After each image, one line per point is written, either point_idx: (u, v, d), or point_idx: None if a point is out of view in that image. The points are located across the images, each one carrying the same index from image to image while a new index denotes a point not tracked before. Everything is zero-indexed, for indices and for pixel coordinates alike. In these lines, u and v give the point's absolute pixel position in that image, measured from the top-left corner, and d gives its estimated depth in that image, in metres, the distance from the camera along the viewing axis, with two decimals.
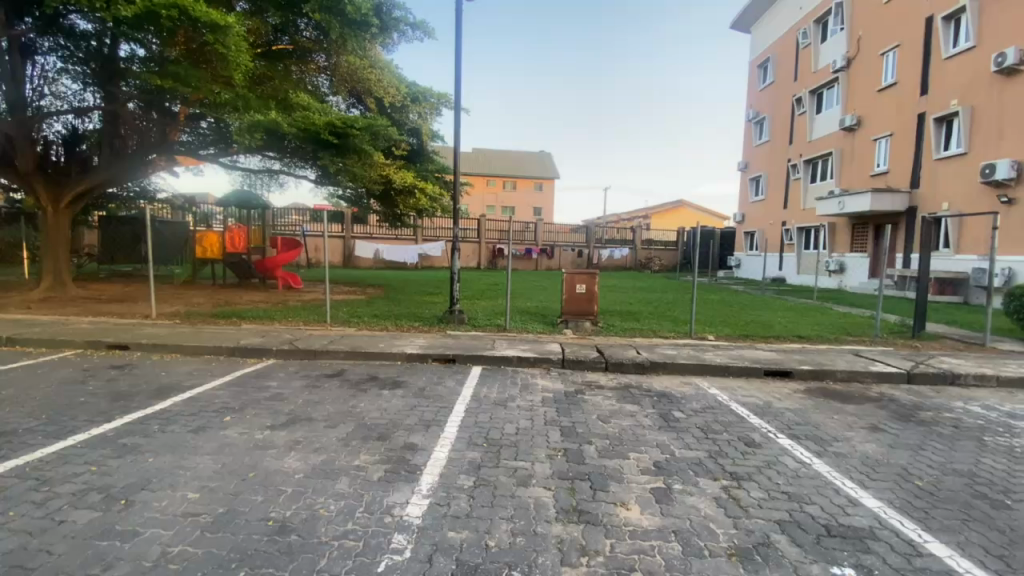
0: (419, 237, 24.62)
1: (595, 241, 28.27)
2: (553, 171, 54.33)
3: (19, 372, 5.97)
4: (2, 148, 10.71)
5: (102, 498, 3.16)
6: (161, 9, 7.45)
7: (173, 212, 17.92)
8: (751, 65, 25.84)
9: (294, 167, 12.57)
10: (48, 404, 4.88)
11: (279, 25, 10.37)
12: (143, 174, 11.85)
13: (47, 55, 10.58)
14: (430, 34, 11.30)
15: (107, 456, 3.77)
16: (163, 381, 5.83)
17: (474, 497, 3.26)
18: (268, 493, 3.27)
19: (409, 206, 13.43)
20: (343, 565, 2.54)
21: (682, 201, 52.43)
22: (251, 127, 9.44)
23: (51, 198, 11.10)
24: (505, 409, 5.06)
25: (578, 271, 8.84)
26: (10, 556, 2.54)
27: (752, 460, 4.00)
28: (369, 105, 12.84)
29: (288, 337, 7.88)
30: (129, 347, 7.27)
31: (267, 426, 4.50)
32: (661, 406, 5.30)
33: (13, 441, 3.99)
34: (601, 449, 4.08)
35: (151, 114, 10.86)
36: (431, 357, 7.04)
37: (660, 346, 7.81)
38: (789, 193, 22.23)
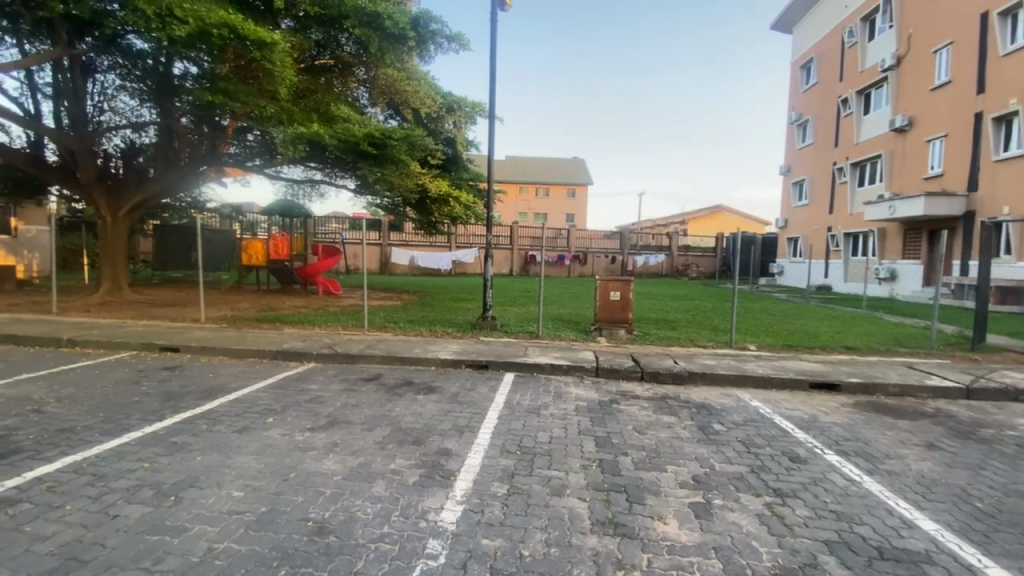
0: (452, 244, 24.90)
1: (629, 247, 27.90)
2: (586, 177, 54.02)
3: (82, 372, 6.38)
4: (66, 162, 11.51)
5: (153, 494, 3.32)
6: (213, 28, 7.91)
7: (221, 221, 18.79)
8: (794, 66, 25.05)
9: (335, 177, 12.97)
10: (106, 403, 5.18)
11: (322, 41, 10.77)
12: (194, 184, 12.45)
13: (106, 73, 11.31)
14: (466, 45, 11.47)
15: (158, 453, 3.96)
16: (210, 383, 6.09)
17: (508, 505, 3.24)
18: (308, 494, 3.36)
19: (444, 214, 13.57)
20: (379, 567, 2.58)
21: (721, 205, 51.03)
22: (294, 139, 9.77)
23: (110, 208, 11.86)
24: (538, 417, 5.04)
25: (612, 278, 8.73)
26: (66, 549, 2.69)
27: (797, 476, 3.84)
28: (405, 116, 13.07)
29: (327, 341, 8.10)
30: (179, 349, 7.65)
31: (307, 427, 4.64)
32: (699, 418, 5.16)
33: (73, 437, 4.25)
34: (636, 460, 4.00)
35: (202, 128, 11.48)
36: (465, 363, 7.10)
37: (698, 356, 7.62)
38: (835, 198, 21.32)
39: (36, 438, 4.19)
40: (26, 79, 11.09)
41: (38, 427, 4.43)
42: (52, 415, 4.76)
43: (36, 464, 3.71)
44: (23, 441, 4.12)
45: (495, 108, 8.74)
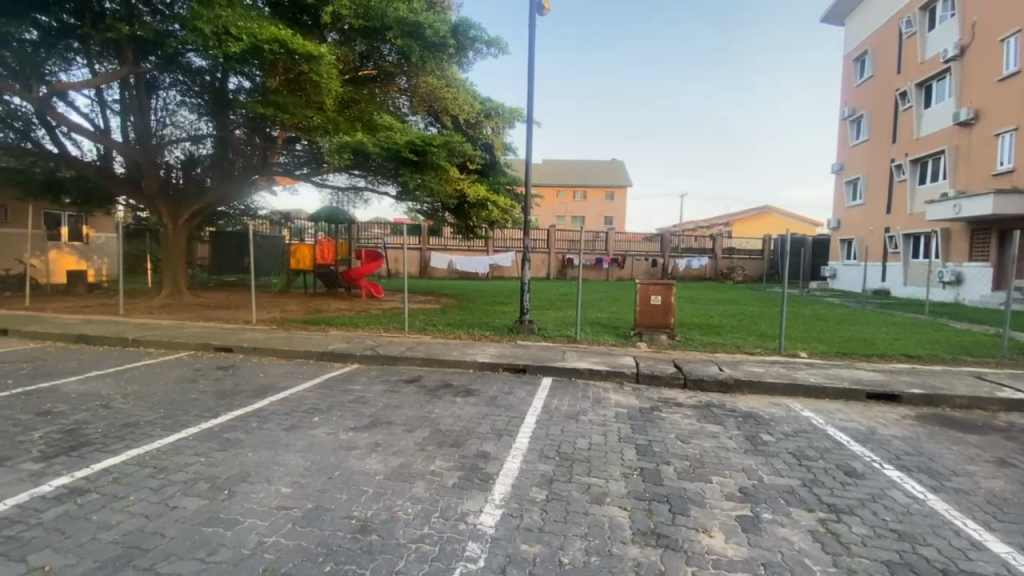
0: (490, 248, 25.07)
1: (671, 250, 27.28)
2: (625, 180, 53.21)
3: (144, 370, 6.79)
4: (132, 173, 12.31)
5: (209, 487, 3.49)
6: (264, 43, 8.29)
7: (272, 226, 19.66)
8: (846, 59, 23.90)
9: (378, 184, 13.33)
10: (166, 400, 5.51)
11: (365, 52, 11.13)
12: (248, 192, 13.10)
13: (167, 89, 12.05)
14: (505, 50, 11.55)
15: (213, 448, 4.17)
16: (261, 382, 6.36)
17: (547, 512, 3.22)
18: (351, 493, 3.44)
19: (482, 218, 13.62)
20: (419, 568, 2.62)
21: (769, 206, 49.19)
22: (340, 148, 10.07)
23: (171, 215, 12.60)
24: (577, 422, 4.98)
25: (652, 282, 8.55)
26: (128, 538, 2.86)
27: (853, 491, 3.62)
28: (444, 122, 13.27)
29: (369, 343, 8.32)
30: (233, 349, 8.04)
31: (350, 427, 4.76)
32: (746, 428, 4.97)
33: (137, 431, 4.53)
34: (680, 470, 3.89)
35: (254, 139, 12.04)
36: (503, 366, 7.11)
37: (745, 363, 7.34)
38: (894, 197, 20.13)
39: (104, 432, 4.49)
40: (97, 97, 11.96)
41: (106, 422, 4.76)
42: (119, 411, 5.10)
43: (105, 456, 3.98)
44: (93, 434, 4.44)
45: (533, 112, 8.75)
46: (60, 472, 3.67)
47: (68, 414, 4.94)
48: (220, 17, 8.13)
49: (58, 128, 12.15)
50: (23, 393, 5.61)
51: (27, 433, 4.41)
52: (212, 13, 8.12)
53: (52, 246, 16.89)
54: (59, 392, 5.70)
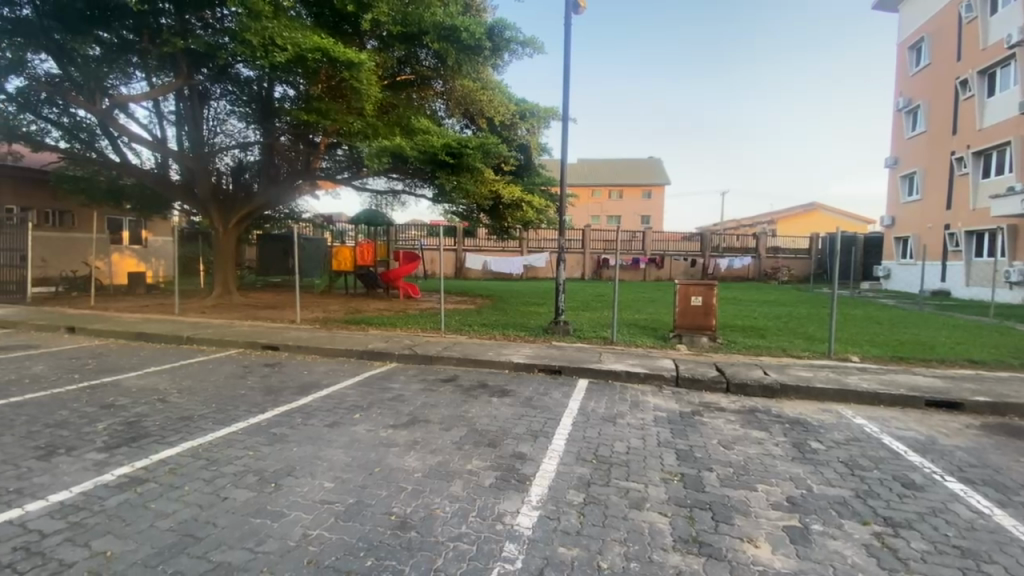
0: (525, 249, 25.08)
1: (711, 249, 26.53)
2: (663, 177, 52.14)
3: (197, 367, 7.16)
4: (187, 179, 12.96)
5: (257, 480, 3.64)
6: (308, 52, 8.61)
7: (314, 229, 20.33)
8: (900, 47, 22.63)
9: (415, 186, 13.59)
10: (218, 395, 5.79)
11: (403, 57, 11.37)
12: (292, 197, 13.66)
13: (218, 99, 12.59)
14: (540, 49, 11.53)
15: (261, 443, 4.34)
16: (305, 379, 6.59)
17: (585, 515, 3.18)
18: (391, 489, 3.51)
19: (517, 219, 13.62)
20: (458, 566, 2.64)
21: (816, 202, 47.13)
22: (379, 152, 10.24)
23: (221, 219, 13.22)
24: (614, 426, 4.91)
25: (692, 282, 8.31)
26: (184, 526, 3.01)
27: (911, 504, 3.42)
28: (480, 124, 13.34)
29: (407, 342, 8.47)
30: (279, 348, 8.35)
31: (390, 424, 4.86)
32: (794, 434, 4.77)
33: (192, 425, 4.78)
34: (722, 477, 3.77)
35: (299, 145, 12.40)
36: (539, 367, 7.09)
37: (791, 367, 7.06)
38: (954, 191, 18.90)
39: (161, 425, 4.75)
40: (154, 108, 12.69)
41: (163, 415, 5.04)
42: (174, 405, 5.39)
43: (162, 447, 4.21)
44: (151, 426, 4.70)
45: (567, 111, 8.71)
46: (122, 461, 3.91)
47: (130, 407, 5.26)
48: (267, 29, 8.46)
49: (119, 138, 12.96)
50: (91, 387, 6.01)
51: (92, 425, 4.72)
52: (259, 25, 8.45)
53: (115, 249, 18.04)
54: (120, 386, 6.07)
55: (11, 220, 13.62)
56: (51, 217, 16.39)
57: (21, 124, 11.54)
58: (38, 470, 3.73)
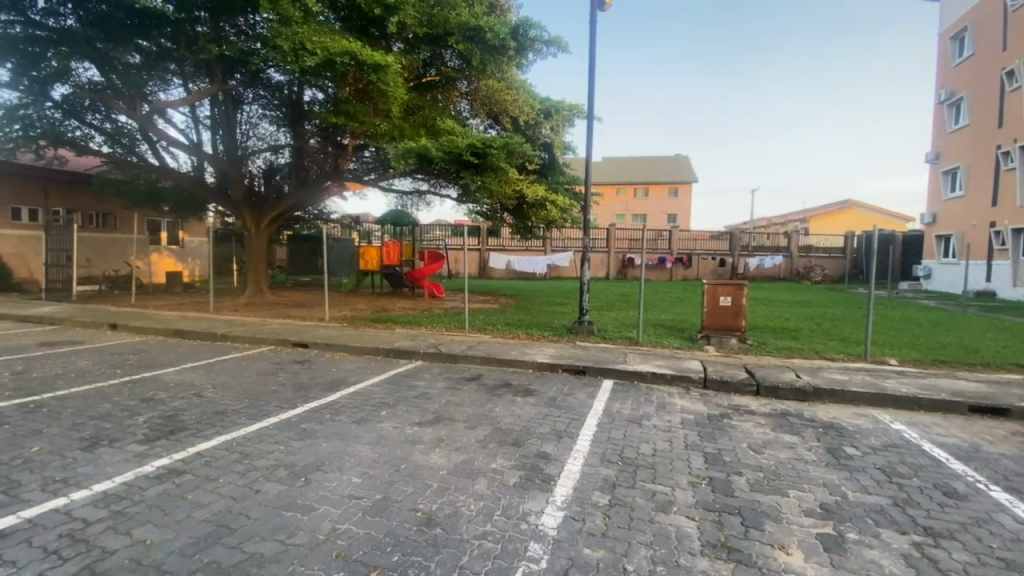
0: (549, 248, 24.99)
1: (740, 248, 25.93)
2: (690, 175, 51.18)
3: (231, 363, 7.39)
4: (222, 182, 13.41)
5: (288, 473, 3.74)
6: (337, 56, 8.78)
7: (342, 229, 20.73)
8: (942, 38, 21.65)
9: (439, 186, 13.71)
10: (251, 390, 5.97)
11: (429, 58, 11.51)
12: (321, 198, 13.96)
13: (251, 103, 12.94)
14: (565, 49, 11.49)
15: (292, 438, 4.46)
16: (334, 376, 6.73)
17: (610, 517, 3.16)
18: (416, 486, 3.56)
19: (541, 218, 13.58)
20: (483, 564, 2.65)
21: (851, 201, 45.57)
22: (405, 153, 10.36)
23: (254, 220, 13.61)
24: (640, 427, 4.85)
25: (722, 282, 8.13)
26: (218, 517, 3.11)
27: (954, 514, 3.27)
28: (504, 124, 13.33)
29: (432, 341, 8.56)
30: (308, 345, 8.55)
31: (416, 422, 4.92)
32: (827, 439, 4.63)
33: (226, 419, 4.94)
34: (752, 481, 3.68)
35: (327, 147, 12.69)
36: (563, 367, 7.07)
37: (825, 369, 6.84)
38: (1000, 187, 17.99)
39: (197, 419, 4.93)
40: (191, 113, 13.16)
41: (199, 409, 5.22)
42: (209, 400, 5.58)
43: (198, 440, 4.36)
44: (188, 420, 4.88)
45: (593, 109, 8.64)
46: (161, 453, 4.07)
47: (168, 402, 5.47)
48: (297, 34, 8.68)
49: (158, 143, 13.40)
50: (132, 381, 6.28)
51: (133, 418, 4.93)
52: (291, 31, 8.69)
53: (153, 249, 18.77)
54: (159, 381, 6.32)
55: (58, 222, 14.33)
56: (95, 218, 17.18)
57: (67, 130, 12.03)
58: (83, 460, 3.91)
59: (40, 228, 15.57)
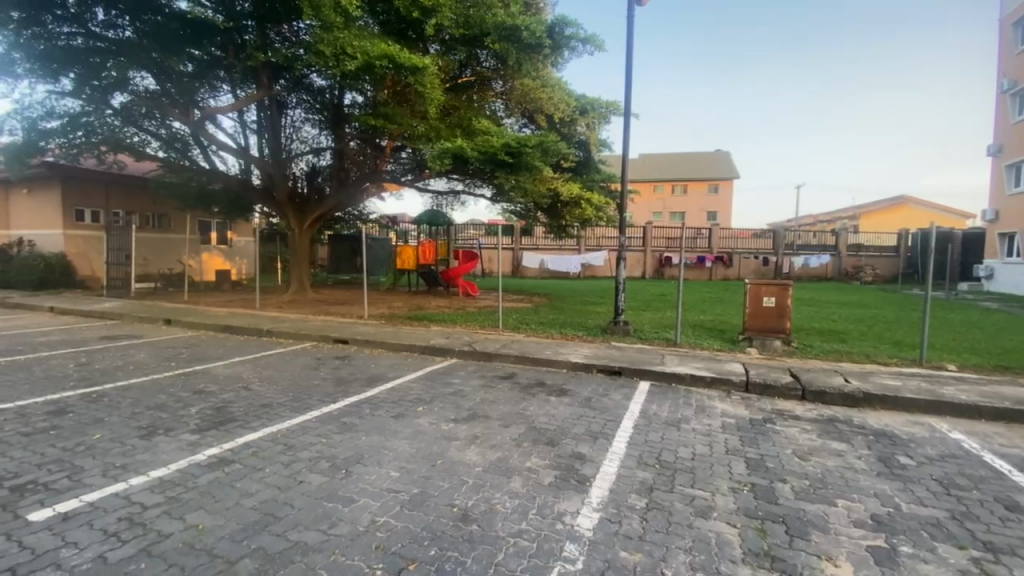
0: (583, 247, 24.79)
1: (784, 247, 24.97)
2: (731, 171, 49.65)
3: (276, 358, 7.70)
4: (268, 184, 13.97)
5: (329, 466, 3.86)
6: (377, 60, 8.96)
7: (379, 228, 21.21)
8: (1003, 23, 20.25)
9: (474, 186, 13.83)
10: (294, 384, 6.20)
11: (465, 59, 11.68)
12: (361, 198, 14.32)
13: (295, 108, 13.42)
14: (601, 46, 11.33)
15: (333, 431, 4.60)
16: (372, 372, 6.90)
17: (647, 521, 3.11)
18: (452, 481, 3.61)
19: (576, 217, 13.49)
20: (519, 563, 2.66)
21: (904, 196, 43.20)
22: (441, 154, 10.47)
23: (298, 221, 14.10)
24: (678, 431, 4.76)
25: (765, 282, 7.84)
26: (265, 505, 3.25)
27: (1020, 530, 3.05)
28: (539, 123, 13.28)
29: (467, 339, 8.64)
30: (348, 342, 8.80)
31: (451, 418, 4.99)
32: (878, 448, 4.40)
33: (271, 411, 5.15)
34: (797, 489, 3.55)
35: (367, 150, 13.04)
36: (598, 368, 7.00)
37: (876, 374, 6.51)
38: None
39: (244, 411, 5.16)
40: (239, 118, 13.76)
41: (246, 402, 5.46)
42: (256, 393, 5.83)
43: (245, 432, 4.57)
44: (236, 412, 5.11)
45: (629, 105, 8.52)
46: (212, 443, 4.28)
47: (218, 394, 5.75)
48: (338, 39, 8.91)
49: (209, 147, 14.10)
50: (184, 374, 6.63)
51: (186, 408, 5.21)
52: (332, 36, 8.94)
53: (204, 249, 19.74)
54: (209, 374, 6.65)
55: (118, 223, 15.25)
56: (152, 220, 18.20)
57: (126, 136, 12.83)
58: (141, 448, 4.16)
59: (102, 228, 16.62)
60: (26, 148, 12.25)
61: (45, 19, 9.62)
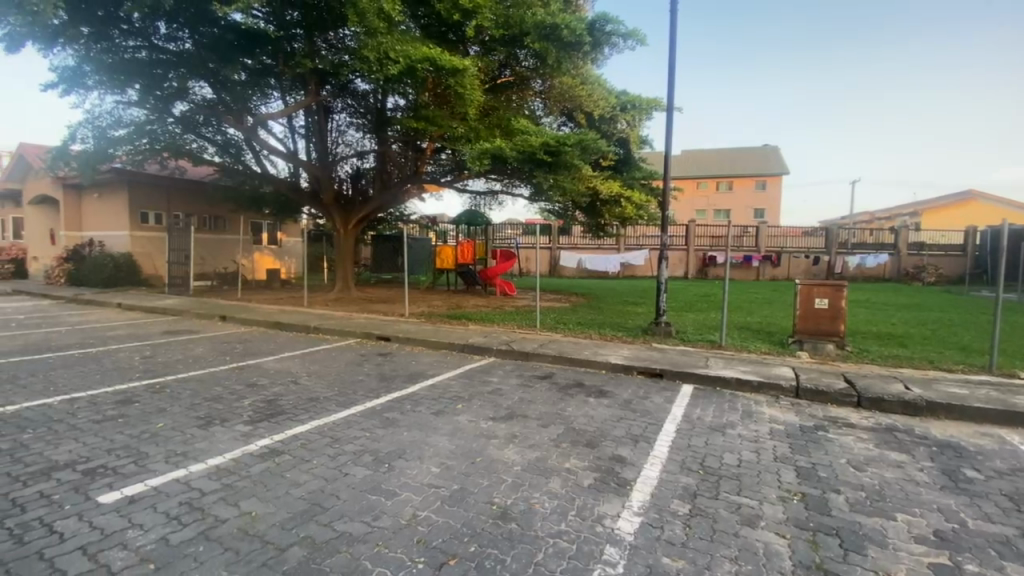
0: (622, 246, 24.42)
1: (838, 246, 23.76)
2: (779, 167, 47.68)
3: (322, 354, 7.98)
4: (315, 187, 14.50)
5: (372, 459, 3.98)
6: (418, 63, 9.17)
7: (419, 228, 21.60)
8: None
9: (512, 186, 13.90)
10: (339, 379, 6.42)
11: (504, 59, 11.76)
12: (401, 200, 14.67)
13: (340, 112, 13.85)
14: (643, 41, 11.12)
15: (376, 425, 4.74)
16: (413, 369, 7.05)
17: (691, 527, 3.04)
18: (492, 479, 3.64)
19: (615, 216, 13.33)
20: (558, 563, 2.66)
21: (971, 190, 40.29)
22: (481, 155, 10.55)
23: (342, 223, 14.54)
24: (723, 436, 4.62)
25: (818, 283, 7.46)
26: (312, 496, 3.38)
27: None
28: (578, 121, 13.18)
29: (505, 339, 8.69)
30: (390, 339, 9.02)
31: (490, 417, 5.03)
32: (942, 460, 4.12)
33: (318, 405, 5.35)
34: (852, 501, 3.38)
35: (408, 152, 13.32)
36: (638, 369, 6.89)
37: (939, 382, 6.09)
38: None
39: (293, 404, 5.38)
40: (289, 124, 14.33)
41: (295, 395, 5.70)
42: (303, 387, 6.08)
43: (294, 424, 4.77)
44: (286, 405, 5.34)
45: (673, 100, 8.32)
46: (263, 434, 4.49)
47: (269, 387, 6.03)
48: (382, 44, 9.13)
49: (260, 151, 14.74)
50: (238, 368, 6.98)
51: (240, 401, 5.49)
52: (376, 41, 9.14)
53: (255, 249, 20.71)
54: (260, 368, 6.97)
55: (179, 224, 16.22)
56: (208, 221, 19.24)
57: (186, 143, 13.63)
58: (199, 437, 4.42)
59: (163, 229, 17.71)
60: (97, 154, 13.28)
61: (112, 34, 10.11)
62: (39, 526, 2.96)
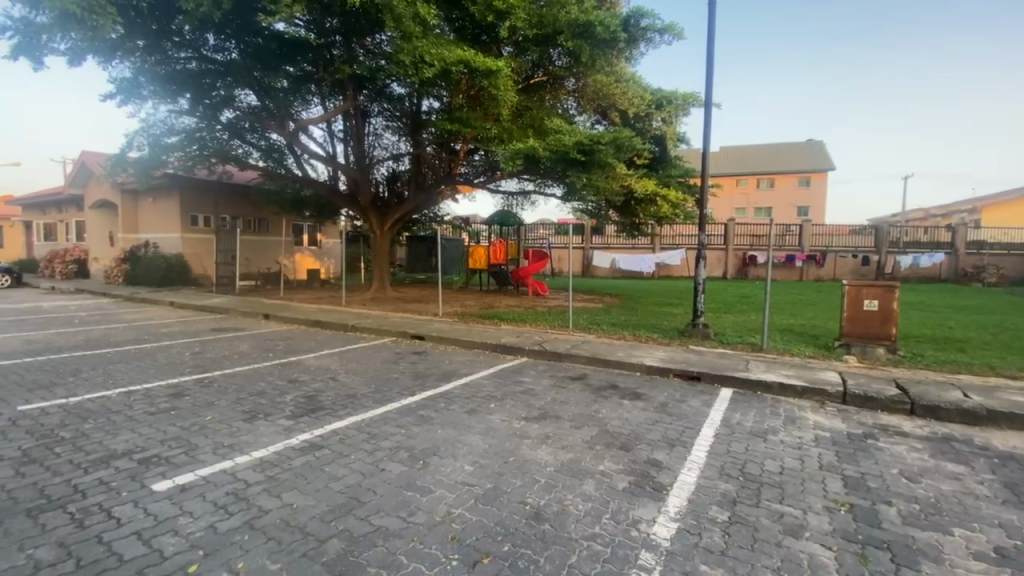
0: (657, 245, 24.00)
1: (889, 245, 22.57)
2: (824, 163, 45.75)
3: (359, 351, 8.20)
4: (352, 189, 14.87)
5: (407, 456, 4.05)
6: (452, 65, 9.32)
7: (452, 229, 21.81)
8: None
9: (545, 186, 13.90)
10: (375, 377, 6.57)
11: (537, 59, 11.78)
12: (435, 202, 14.86)
13: (376, 116, 14.17)
14: (680, 35, 10.87)
15: (411, 422, 4.82)
16: (447, 367, 7.15)
17: (729, 535, 2.95)
18: (525, 479, 3.64)
19: (650, 215, 13.14)
20: (592, 566, 2.64)
21: None
22: (514, 155, 10.56)
23: (378, 224, 14.84)
24: (764, 442, 4.47)
25: (867, 283, 7.11)
26: (350, 490, 3.47)
27: None
28: (613, 119, 13.05)
29: (537, 339, 8.69)
30: (424, 338, 9.17)
31: (523, 416, 5.04)
32: (1005, 473, 3.86)
33: (356, 401, 5.49)
34: (904, 513, 3.21)
35: (442, 154, 13.50)
36: (674, 372, 6.75)
37: (1001, 390, 5.70)
38: None
39: (332, 400, 5.54)
40: (328, 129, 14.76)
41: (334, 391, 5.88)
42: (341, 383, 6.25)
43: (333, 419, 4.91)
44: (325, 401, 5.50)
45: (711, 96, 8.11)
46: (304, 429, 4.64)
47: (309, 383, 6.23)
48: (417, 48, 9.20)
49: (301, 155, 15.23)
50: (280, 364, 7.25)
51: (282, 396, 5.69)
52: (411, 45, 9.22)
53: (296, 250, 21.45)
54: (301, 365, 7.22)
55: (226, 226, 17.01)
56: (253, 223, 20.07)
57: (233, 148, 14.24)
58: (244, 430, 4.61)
59: (211, 231, 18.56)
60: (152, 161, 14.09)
61: (164, 46, 10.52)
62: (98, 511, 3.16)
